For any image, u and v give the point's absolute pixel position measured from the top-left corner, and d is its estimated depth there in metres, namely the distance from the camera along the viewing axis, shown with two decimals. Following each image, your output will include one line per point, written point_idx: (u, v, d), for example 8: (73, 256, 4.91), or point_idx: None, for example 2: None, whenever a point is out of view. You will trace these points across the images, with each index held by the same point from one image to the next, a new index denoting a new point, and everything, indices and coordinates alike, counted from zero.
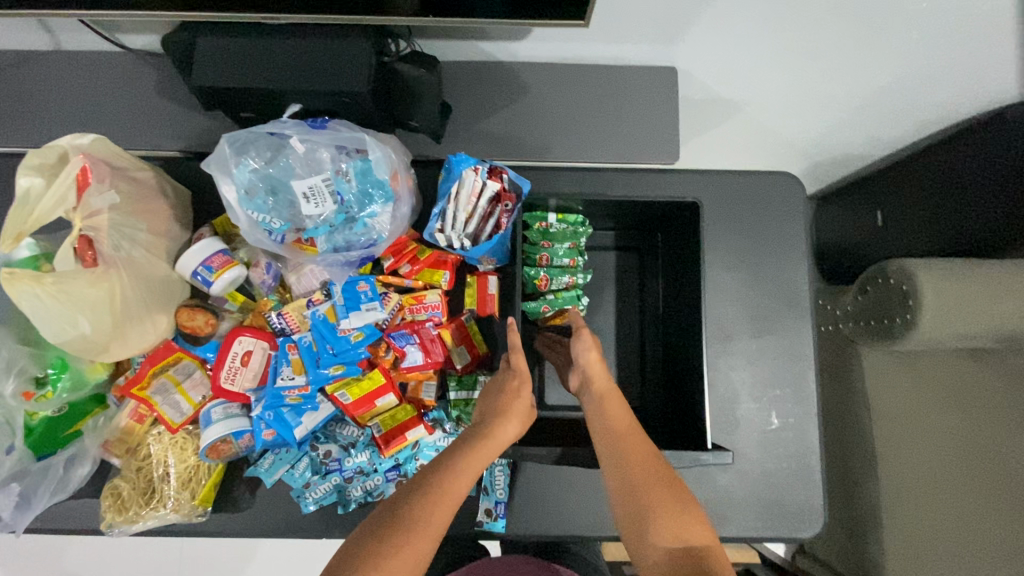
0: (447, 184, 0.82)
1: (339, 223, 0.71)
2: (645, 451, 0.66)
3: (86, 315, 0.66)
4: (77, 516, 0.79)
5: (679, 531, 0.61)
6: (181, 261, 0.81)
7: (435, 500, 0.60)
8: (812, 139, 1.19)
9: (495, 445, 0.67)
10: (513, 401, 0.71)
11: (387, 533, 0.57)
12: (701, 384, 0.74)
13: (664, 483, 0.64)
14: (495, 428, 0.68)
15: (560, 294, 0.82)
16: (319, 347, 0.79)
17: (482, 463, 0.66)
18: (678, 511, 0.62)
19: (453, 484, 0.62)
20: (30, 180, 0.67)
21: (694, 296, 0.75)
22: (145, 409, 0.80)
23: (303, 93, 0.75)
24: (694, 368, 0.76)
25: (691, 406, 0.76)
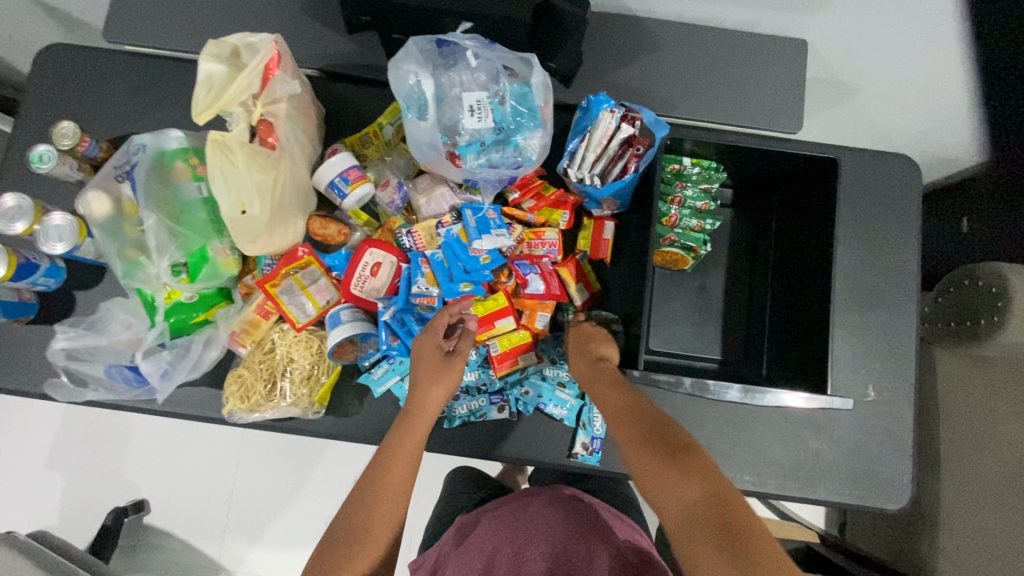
0: (583, 122, 0.84)
1: (491, 143, 0.73)
2: (641, 424, 0.64)
3: (258, 199, 0.69)
4: (200, 402, 0.83)
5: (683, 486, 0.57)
6: (319, 170, 0.84)
7: (372, 497, 0.67)
8: (914, 136, 1.20)
9: (416, 418, 0.71)
10: (420, 364, 0.74)
11: (336, 548, 0.65)
12: (822, 341, 0.75)
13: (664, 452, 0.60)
14: (415, 403, 0.72)
15: (689, 233, 0.84)
16: (451, 263, 0.82)
17: (415, 437, 0.71)
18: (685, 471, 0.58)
19: (391, 472, 0.68)
20: (212, 68, 0.70)
21: (822, 254, 0.77)
22: (271, 306, 0.83)
23: (458, 16, 0.78)
24: (813, 326, 0.77)
25: (810, 359, 0.78)
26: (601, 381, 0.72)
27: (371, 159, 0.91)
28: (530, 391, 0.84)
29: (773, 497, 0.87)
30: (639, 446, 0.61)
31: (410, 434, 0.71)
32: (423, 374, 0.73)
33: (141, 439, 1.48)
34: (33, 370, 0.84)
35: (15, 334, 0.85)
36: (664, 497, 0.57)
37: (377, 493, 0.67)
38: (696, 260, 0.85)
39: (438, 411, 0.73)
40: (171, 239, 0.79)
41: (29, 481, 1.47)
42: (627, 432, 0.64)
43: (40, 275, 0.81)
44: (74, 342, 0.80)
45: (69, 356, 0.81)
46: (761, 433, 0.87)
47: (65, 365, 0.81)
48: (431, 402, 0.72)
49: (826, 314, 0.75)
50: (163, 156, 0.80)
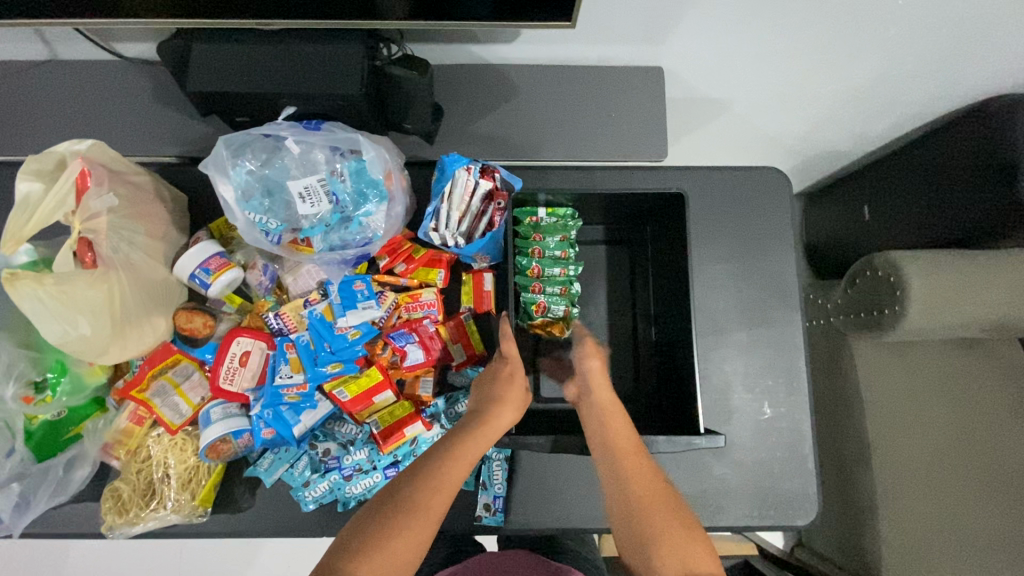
0: (440, 184, 0.83)
1: (335, 222, 0.73)
2: (644, 476, 0.69)
3: (83, 317, 0.68)
4: (80, 520, 0.80)
5: (672, 551, 0.63)
6: (179, 263, 0.82)
7: (437, 481, 0.63)
8: (799, 136, 1.21)
9: (492, 430, 0.71)
10: (507, 388, 0.75)
11: (390, 511, 0.60)
12: (693, 378, 0.75)
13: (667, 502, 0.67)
14: (493, 414, 0.72)
15: (553, 280, 0.84)
16: (317, 345, 0.80)
17: (481, 448, 0.69)
18: (680, 537, 0.64)
19: (453, 468, 0.66)
20: (29, 186, 0.68)
21: (683, 289, 0.78)
22: (144, 411, 0.80)
23: (298, 96, 0.77)
24: (685, 360, 0.77)
25: (682, 391, 0.78)
26: (595, 413, 0.75)
27: (239, 241, 0.89)
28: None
29: None
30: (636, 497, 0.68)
31: (476, 446, 0.69)
32: (513, 398, 0.74)
33: None
34: None
35: None
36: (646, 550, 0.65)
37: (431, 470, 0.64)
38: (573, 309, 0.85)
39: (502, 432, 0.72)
40: (23, 359, 0.76)
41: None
42: (629, 473, 0.69)
43: None
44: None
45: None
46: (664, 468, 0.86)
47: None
48: (499, 421, 0.72)
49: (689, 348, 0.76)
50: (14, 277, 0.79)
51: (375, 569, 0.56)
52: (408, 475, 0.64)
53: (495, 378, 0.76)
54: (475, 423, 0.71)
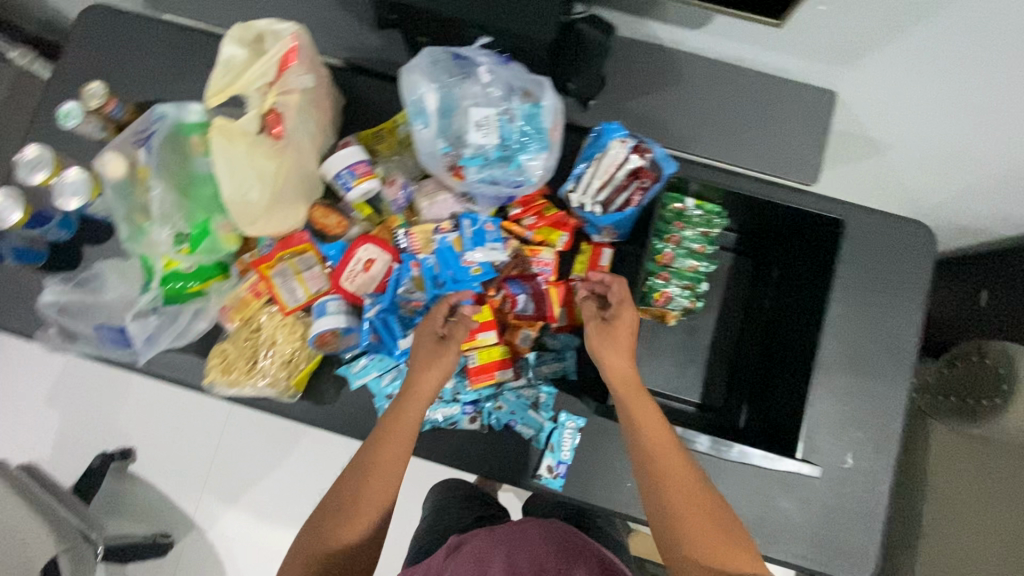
0: (593, 149, 0.84)
1: (494, 158, 0.73)
2: (680, 474, 0.69)
3: (257, 186, 0.72)
4: (185, 369, 0.85)
5: (706, 546, 0.65)
6: (328, 161, 0.86)
7: (367, 468, 0.72)
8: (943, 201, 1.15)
9: (414, 397, 0.74)
10: (426, 350, 0.76)
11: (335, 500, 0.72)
12: (806, 407, 0.73)
13: (702, 501, 0.68)
14: (413, 382, 0.75)
15: (682, 272, 0.81)
16: (440, 270, 0.82)
17: (408, 417, 0.74)
18: (715, 536, 0.66)
19: (382, 449, 0.72)
20: (235, 50, 0.72)
21: (815, 317, 0.76)
22: (264, 287, 0.85)
23: (497, 30, 0.78)
24: (800, 387, 0.75)
25: (788, 416, 0.77)
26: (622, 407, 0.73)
27: (383, 155, 0.92)
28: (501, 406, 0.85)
29: None
30: (672, 488, 0.68)
31: (414, 410, 0.74)
32: (426, 359, 0.75)
33: (135, 390, 1.53)
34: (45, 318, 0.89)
35: (23, 280, 0.90)
36: (683, 537, 0.66)
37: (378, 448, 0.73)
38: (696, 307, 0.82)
39: (435, 391, 0.75)
40: (177, 210, 0.81)
41: (23, 418, 1.51)
42: (659, 467, 0.69)
43: (52, 226, 0.88)
44: (67, 296, 0.83)
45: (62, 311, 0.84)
46: (732, 485, 0.85)
47: (58, 320, 0.83)
48: (426, 386, 0.75)
49: (806, 378, 0.74)
50: (180, 130, 0.83)
51: (341, 544, 0.70)
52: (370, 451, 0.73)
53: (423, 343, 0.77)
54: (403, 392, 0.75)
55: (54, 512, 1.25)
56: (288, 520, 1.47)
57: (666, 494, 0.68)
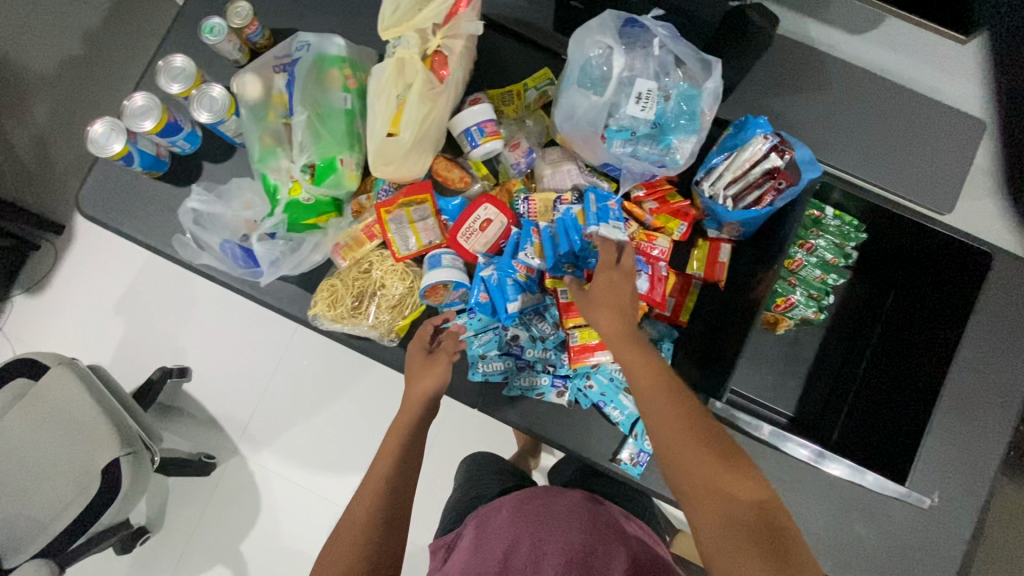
0: (732, 142, 0.82)
1: (642, 135, 0.72)
2: (684, 418, 0.59)
3: (411, 125, 0.72)
4: (290, 299, 0.87)
5: (728, 490, 0.55)
6: (459, 116, 0.85)
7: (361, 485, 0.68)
8: None
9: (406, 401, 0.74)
10: (418, 360, 0.78)
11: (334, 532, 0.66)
12: (925, 436, 0.68)
13: (701, 435, 0.58)
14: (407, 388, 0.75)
15: (810, 279, 0.82)
16: (561, 240, 0.80)
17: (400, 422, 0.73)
18: (729, 475, 0.56)
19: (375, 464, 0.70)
20: None
21: (946, 341, 0.72)
22: (378, 230, 0.85)
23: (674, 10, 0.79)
24: (917, 417, 0.71)
25: (903, 438, 0.71)
26: (623, 351, 0.65)
27: (506, 118, 0.91)
28: (592, 385, 0.84)
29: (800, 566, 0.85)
30: (676, 432, 0.58)
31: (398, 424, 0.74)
32: (416, 365, 0.77)
33: (199, 312, 1.51)
34: (162, 228, 0.91)
35: (146, 186, 0.92)
36: (697, 487, 0.56)
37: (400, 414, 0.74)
38: (816, 317, 0.82)
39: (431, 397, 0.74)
40: (314, 140, 0.81)
41: (83, 321, 1.52)
42: (660, 414, 0.59)
43: (179, 138, 0.88)
44: (203, 207, 0.83)
45: (195, 221, 0.84)
46: (810, 501, 0.84)
47: (190, 228, 0.84)
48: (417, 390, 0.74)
49: (933, 398, 0.69)
50: (323, 62, 0.83)
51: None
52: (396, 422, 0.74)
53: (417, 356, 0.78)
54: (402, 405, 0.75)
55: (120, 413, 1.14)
56: (327, 464, 1.45)
57: (674, 440, 0.58)
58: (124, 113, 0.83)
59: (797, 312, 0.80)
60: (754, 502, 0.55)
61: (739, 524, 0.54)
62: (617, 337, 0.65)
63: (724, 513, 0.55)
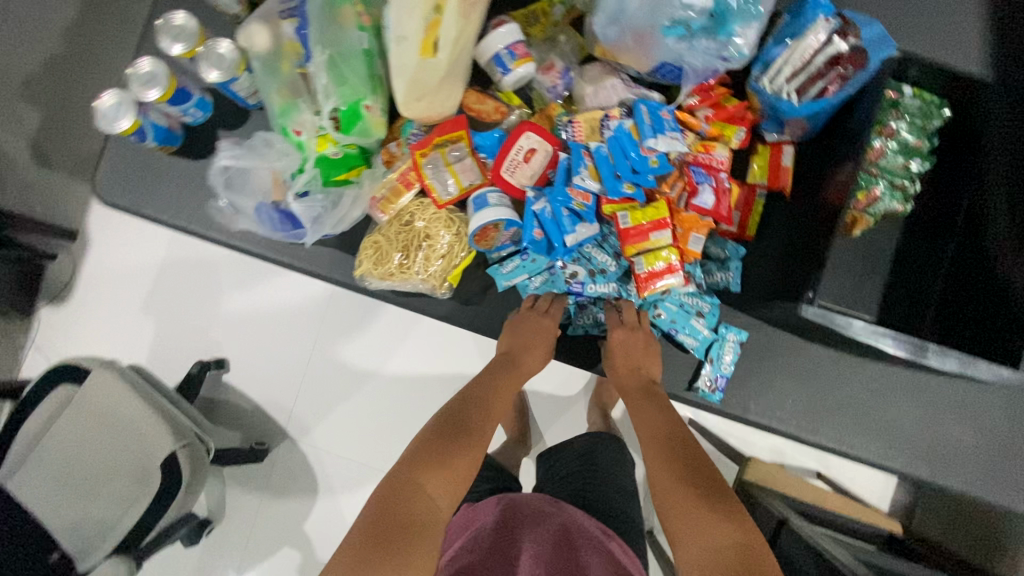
0: (794, 29, 0.73)
1: (699, 29, 0.65)
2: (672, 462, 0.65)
3: (447, 47, 0.67)
4: (334, 263, 0.84)
5: (702, 528, 0.56)
6: (485, 40, 0.78)
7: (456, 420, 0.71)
8: None
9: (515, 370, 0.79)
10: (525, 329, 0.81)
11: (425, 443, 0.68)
12: None
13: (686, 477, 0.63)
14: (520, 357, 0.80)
15: (894, 170, 0.73)
16: (615, 160, 0.75)
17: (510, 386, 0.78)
18: (700, 513, 0.58)
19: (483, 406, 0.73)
20: None
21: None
22: (414, 177, 0.80)
23: None
24: None
25: (1014, 320, 0.66)
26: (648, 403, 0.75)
27: (535, 40, 0.83)
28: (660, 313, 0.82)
29: (893, 472, 0.82)
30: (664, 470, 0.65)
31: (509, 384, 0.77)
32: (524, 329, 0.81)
33: (228, 301, 1.47)
34: (186, 205, 0.87)
35: (164, 163, 0.87)
36: (675, 522, 0.59)
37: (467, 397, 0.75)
38: (902, 209, 0.75)
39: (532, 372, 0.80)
40: (335, 84, 0.74)
41: (113, 324, 1.49)
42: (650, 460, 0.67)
43: (190, 106, 0.82)
44: (235, 164, 0.78)
45: (226, 184, 0.80)
46: (899, 406, 0.81)
47: (223, 193, 0.80)
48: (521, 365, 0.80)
49: None
50: None
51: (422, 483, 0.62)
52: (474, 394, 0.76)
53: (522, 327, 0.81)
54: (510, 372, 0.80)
55: (170, 409, 1.13)
56: (380, 437, 1.44)
57: (656, 482, 0.64)
58: (128, 80, 0.76)
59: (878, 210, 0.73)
60: (732, 535, 0.55)
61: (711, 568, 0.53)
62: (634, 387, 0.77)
63: (701, 545, 0.55)
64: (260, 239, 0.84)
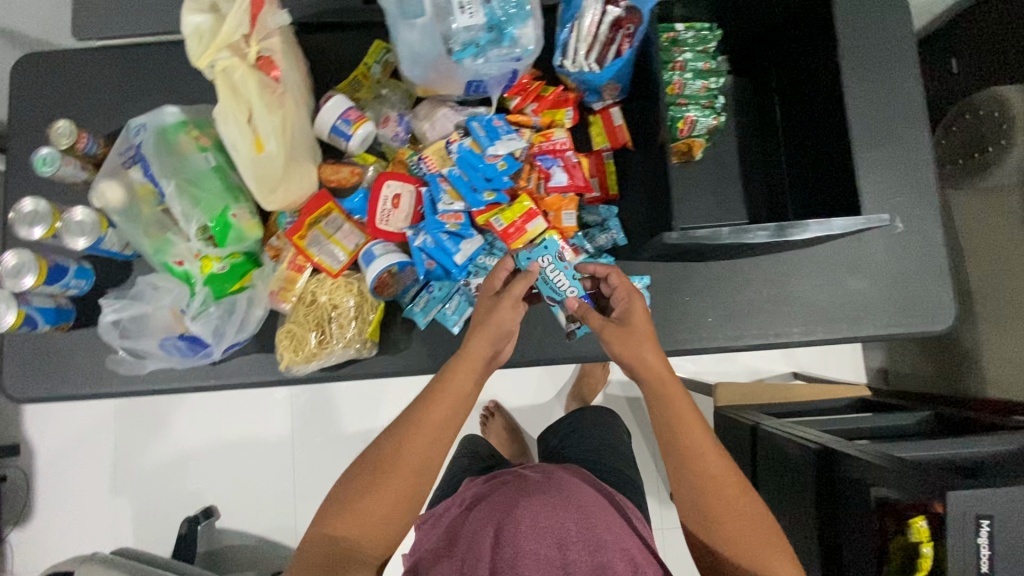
0: (569, 14, 0.84)
1: (486, 42, 0.73)
2: (728, 474, 0.68)
3: (277, 141, 0.71)
4: (262, 365, 0.86)
5: (747, 550, 0.67)
6: (320, 117, 0.85)
7: (410, 430, 0.69)
8: None
9: (474, 361, 0.71)
10: (488, 316, 0.73)
11: (373, 461, 0.69)
12: (856, 174, 0.73)
13: (742, 505, 0.68)
14: (473, 347, 0.71)
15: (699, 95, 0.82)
16: (470, 176, 0.81)
17: (467, 378, 0.71)
18: (764, 541, 0.67)
19: (429, 414, 0.69)
20: (201, 19, 0.68)
21: (824, 78, 0.77)
22: (303, 259, 0.84)
23: None
24: (841, 157, 0.75)
25: (840, 184, 0.76)
26: (672, 399, 0.69)
27: (365, 102, 0.90)
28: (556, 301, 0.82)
29: (824, 341, 0.89)
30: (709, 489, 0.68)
31: (457, 378, 0.70)
32: (492, 321, 0.72)
33: (193, 448, 1.45)
34: (101, 371, 0.87)
35: (65, 342, 0.88)
36: (726, 543, 0.68)
37: (433, 406, 0.69)
38: (719, 121, 0.83)
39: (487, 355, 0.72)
40: (192, 206, 0.78)
41: (87, 519, 1.44)
42: (703, 469, 0.68)
43: (71, 278, 0.84)
44: (122, 313, 0.80)
45: (121, 334, 0.82)
46: (802, 282, 0.89)
47: (120, 343, 0.81)
48: (476, 346, 0.72)
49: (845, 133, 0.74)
50: (165, 131, 0.80)
51: (358, 518, 0.67)
52: (438, 396, 0.70)
53: (490, 312, 0.73)
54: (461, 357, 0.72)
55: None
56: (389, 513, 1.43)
57: (703, 498, 0.68)
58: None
59: (699, 132, 0.82)
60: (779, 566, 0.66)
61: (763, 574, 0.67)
62: (667, 380, 0.69)
63: (741, 557, 0.67)
64: (184, 372, 0.86)
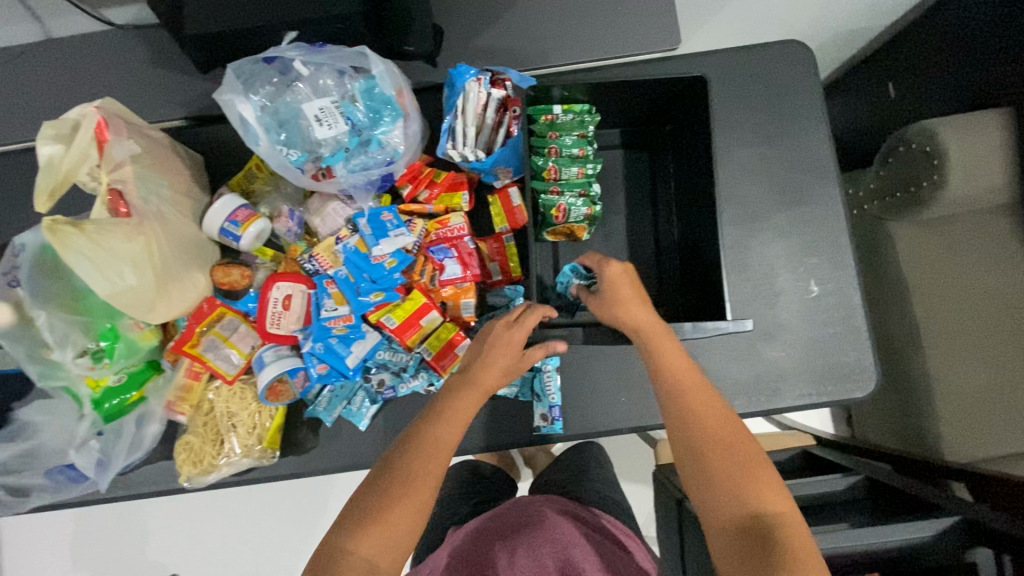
0: (452, 100, 0.81)
1: (354, 146, 0.74)
2: (724, 422, 0.61)
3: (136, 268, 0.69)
4: (167, 474, 0.84)
5: (760, 505, 0.55)
6: (207, 218, 0.81)
7: (419, 442, 0.61)
8: (820, 26, 1.09)
9: (482, 388, 0.66)
10: (498, 337, 0.68)
11: (381, 474, 0.59)
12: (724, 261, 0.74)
13: (752, 462, 0.58)
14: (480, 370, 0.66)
15: (572, 180, 0.81)
16: (356, 276, 0.80)
17: (474, 404, 0.65)
18: (766, 482, 0.56)
19: (438, 430, 0.62)
20: (49, 149, 0.67)
21: (706, 158, 0.78)
22: (199, 366, 0.81)
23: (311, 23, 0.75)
24: (711, 237, 0.78)
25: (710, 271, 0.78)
26: (662, 341, 0.65)
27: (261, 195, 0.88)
28: None
29: (746, 415, 0.85)
30: (717, 450, 0.59)
31: (475, 394, 0.65)
32: (500, 342, 0.68)
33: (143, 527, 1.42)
34: None
35: None
36: (731, 492, 0.56)
37: (444, 415, 0.63)
38: (595, 209, 0.83)
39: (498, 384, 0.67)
40: (75, 329, 0.77)
41: None
42: (705, 420, 0.61)
43: None
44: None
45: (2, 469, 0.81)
46: (718, 354, 0.86)
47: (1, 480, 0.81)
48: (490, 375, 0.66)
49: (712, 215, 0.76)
50: (46, 250, 0.76)
51: (371, 540, 0.55)
52: (447, 408, 0.64)
53: (488, 331, 0.69)
54: (463, 381, 0.66)
55: None
56: None
57: (702, 453, 0.59)
58: None
59: (575, 219, 0.82)
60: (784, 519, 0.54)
61: (757, 517, 0.55)
62: (648, 326, 0.65)
63: (732, 502, 0.56)
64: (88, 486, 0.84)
